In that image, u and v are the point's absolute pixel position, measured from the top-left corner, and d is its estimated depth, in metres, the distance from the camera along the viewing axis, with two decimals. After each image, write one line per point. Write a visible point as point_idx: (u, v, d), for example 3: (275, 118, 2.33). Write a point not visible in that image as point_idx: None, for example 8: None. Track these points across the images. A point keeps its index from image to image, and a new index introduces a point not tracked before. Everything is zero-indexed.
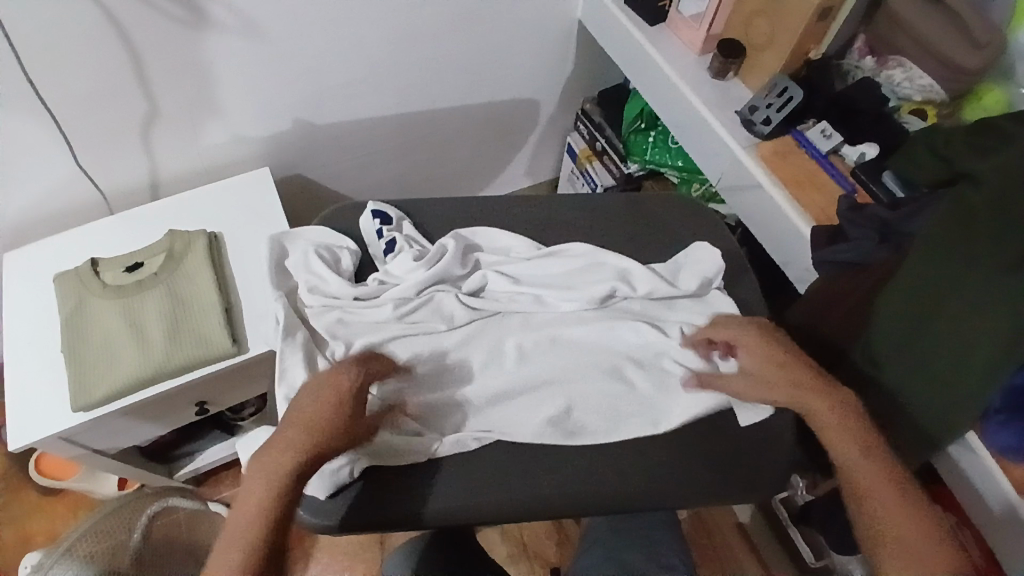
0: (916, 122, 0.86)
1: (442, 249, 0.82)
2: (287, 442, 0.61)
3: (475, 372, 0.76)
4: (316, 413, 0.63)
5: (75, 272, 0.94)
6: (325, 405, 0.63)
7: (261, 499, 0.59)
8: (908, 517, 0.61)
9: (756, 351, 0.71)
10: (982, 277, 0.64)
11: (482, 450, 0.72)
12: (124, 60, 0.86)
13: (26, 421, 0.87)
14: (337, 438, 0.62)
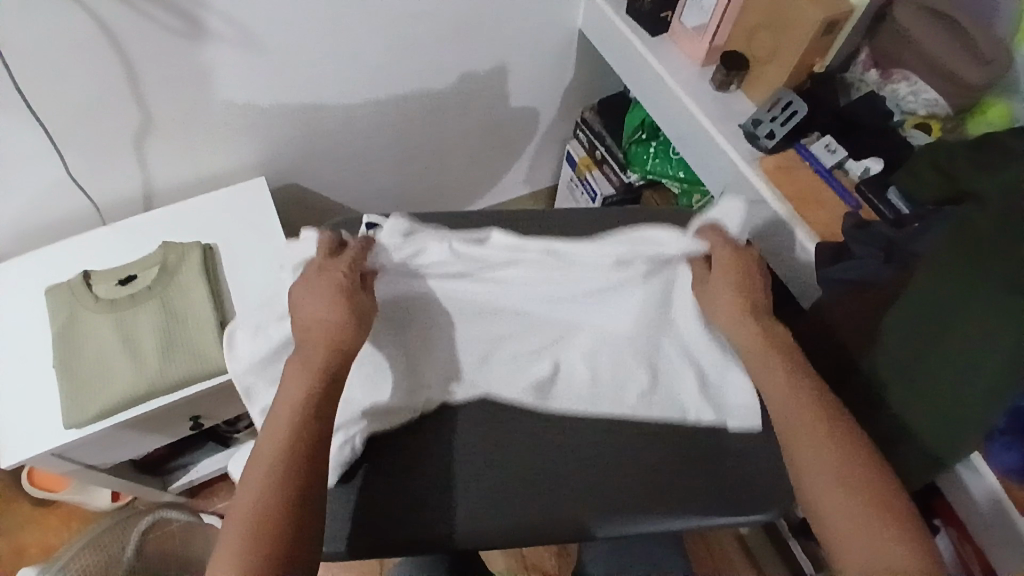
0: (920, 136, 0.87)
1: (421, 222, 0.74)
2: (308, 358, 0.65)
3: (467, 352, 0.78)
4: (328, 319, 0.66)
5: (67, 285, 0.92)
6: (331, 309, 0.67)
7: (297, 403, 0.63)
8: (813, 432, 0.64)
9: (724, 276, 0.71)
10: (980, 305, 0.64)
11: (508, 476, 0.75)
12: (118, 70, 0.84)
13: (17, 438, 0.86)
14: (345, 336, 0.67)
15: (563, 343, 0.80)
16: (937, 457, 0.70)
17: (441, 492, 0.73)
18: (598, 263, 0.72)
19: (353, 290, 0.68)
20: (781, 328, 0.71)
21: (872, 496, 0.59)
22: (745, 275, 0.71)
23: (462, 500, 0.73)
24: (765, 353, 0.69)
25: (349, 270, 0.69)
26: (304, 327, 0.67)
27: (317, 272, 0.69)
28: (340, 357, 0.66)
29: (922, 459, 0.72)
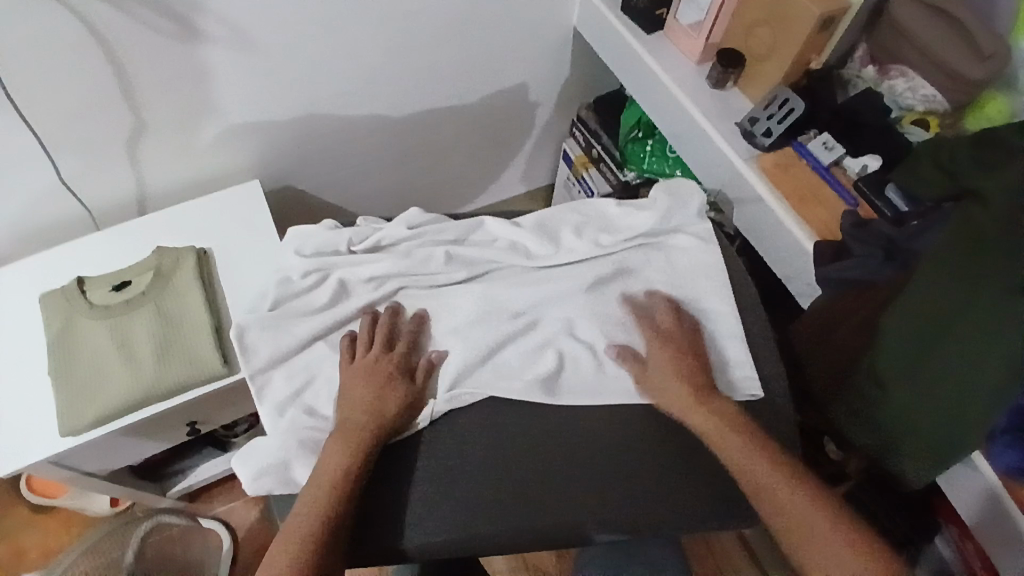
0: (919, 133, 0.85)
1: (422, 225, 0.83)
2: (352, 427, 0.69)
3: (467, 330, 0.78)
4: (376, 405, 0.70)
5: (61, 291, 0.91)
6: (384, 398, 0.71)
7: (331, 482, 0.65)
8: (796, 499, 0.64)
9: (667, 354, 0.74)
10: (987, 298, 0.63)
11: (473, 481, 0.70)
12: (109, 73, 0.83)
13: (12, 446, 0.85)
14: (392, 414, 0.70)
15: (569, 316, 0.79)
16: (938, 455, 0.70)
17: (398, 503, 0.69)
18: (584, 251, 0.82)
19: (400, 374, 0.73)
20: (731, 406, 0.71)
21: (881, 569, 0.60)
22: (681, 350, 0.75)
23: (422, 507, 0.69)
24: (724, 433, 0.69)
25: (398, 361, 0.74)
26: (350, 407, 0.70)
27: (371, 355, 0.74)
28: (382, 435, 0.69)
29: (921, 458, 0.71)
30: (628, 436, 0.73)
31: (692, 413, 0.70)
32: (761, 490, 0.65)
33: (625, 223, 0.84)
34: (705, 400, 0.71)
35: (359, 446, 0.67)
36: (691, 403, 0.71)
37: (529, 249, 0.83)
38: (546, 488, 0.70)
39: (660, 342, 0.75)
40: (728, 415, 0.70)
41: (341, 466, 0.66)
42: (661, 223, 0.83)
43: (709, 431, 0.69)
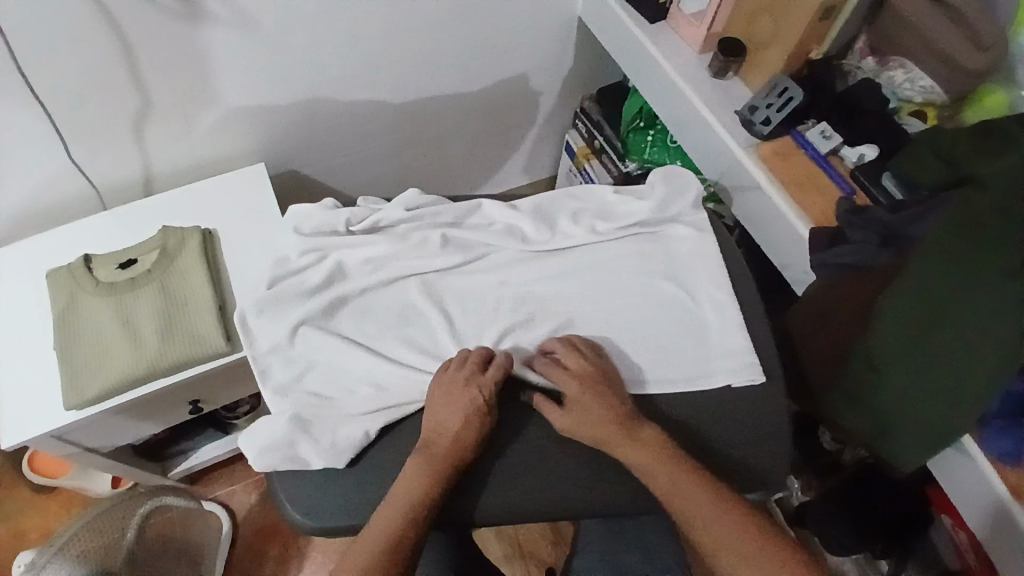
0: (916, 123, 0.87)
1: (420, 208, 0.83)
2: (438, 452, 0.67)
3: (470, 313, 0.78)
4: (460, 436, 0.68)
5: (67, 269, 0.93)
6: (471, 425, 0.68)
7: (402, 514, 0.64)
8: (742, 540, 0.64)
9: (582, 392, 0.71)
10: (982, 283, 0.64)
11: (520, 447, 0.72)
12: (117, 52, 0.84)
13: (15, 420, 0.86)
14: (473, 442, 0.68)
15: (567, 298, 0.80)
16: (932, 440, 0.70)
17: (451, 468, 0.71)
18: (582, 234, 0.83)
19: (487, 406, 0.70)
20: (663, 438, 0.69)
21: None
22: (598, 385, 0.71)
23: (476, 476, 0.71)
24: (664, 470, 0.67)
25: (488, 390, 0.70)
26: (433, 434, 0.68)
27: (461, 380, 0.70)
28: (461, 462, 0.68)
29: (915, 444, 0.72)
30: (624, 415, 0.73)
31: (615, 444, 0.68)
32: (699, 519, 0.65)
33: (623, 207, 0.85)
34: (632, 433, 0.69)
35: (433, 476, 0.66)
36: (619, 439, 0.68)
37: (525, 233, 0.83)
38: (535, 465, 0.71)
39: (579, 381, 0.71)
40: (658, 447, 0.68)
41: (410, 498, 0.65)
42: (661, 211, 0.84)
43: (642, 467, 0.67)
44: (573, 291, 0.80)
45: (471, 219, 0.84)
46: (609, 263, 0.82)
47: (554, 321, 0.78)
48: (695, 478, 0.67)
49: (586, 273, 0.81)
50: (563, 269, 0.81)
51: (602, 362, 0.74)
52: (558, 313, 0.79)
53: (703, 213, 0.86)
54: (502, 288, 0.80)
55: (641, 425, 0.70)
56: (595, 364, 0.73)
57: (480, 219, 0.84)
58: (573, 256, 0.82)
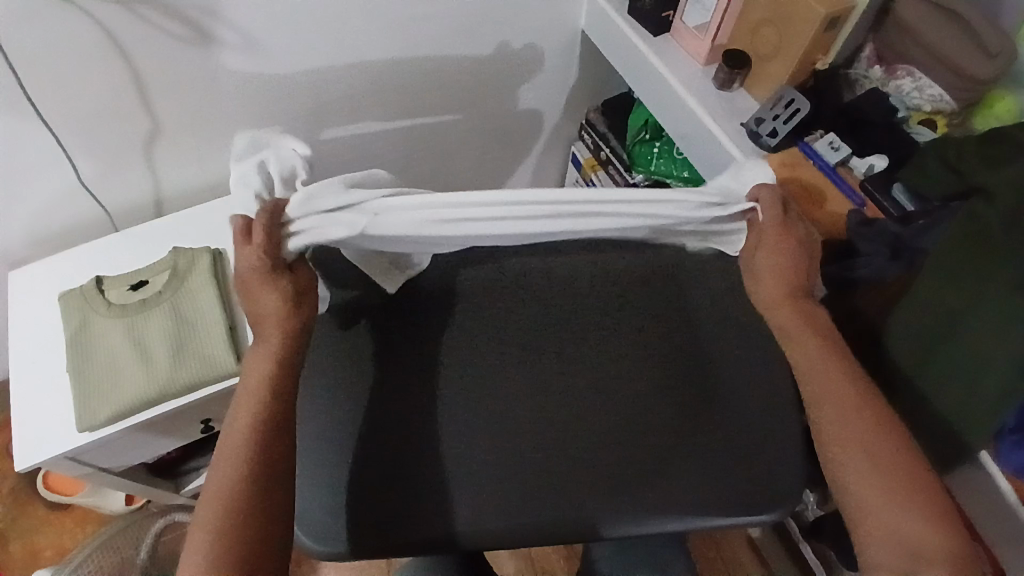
0: (926, 132, 0.85)
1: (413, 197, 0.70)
2: (268, 330, 0.68)
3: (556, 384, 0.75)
4: (274, 304, 0.68)
5: (80, 290, 0.94)
6: (271, 300, 0.68)
7: (260, 384, 0.66)
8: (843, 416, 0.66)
9: (780, 244, 0.74)
10: (991, 294, 0.63)
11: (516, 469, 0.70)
12: (125, 78, 0.86)
13: (30, 441, 0.87)
14: (289, 316, 0.68)
15: (594, 342, 0.78)
16: (952, 452, 0.69)
17: (436, 492, 0.69)
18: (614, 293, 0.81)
19: (281, 272, 0.69)
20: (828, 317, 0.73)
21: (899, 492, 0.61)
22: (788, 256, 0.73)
23: (451, 502, 0.68)
24: (804, 334, 0.71)
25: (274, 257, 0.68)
26: (257, 318, 0.69)
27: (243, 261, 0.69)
28: (289, 335, 0.68)
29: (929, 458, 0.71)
30: (635, 423, 0.73)
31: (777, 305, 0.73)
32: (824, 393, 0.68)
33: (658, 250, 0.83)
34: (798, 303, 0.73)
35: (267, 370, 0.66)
36: (782, 301, 0.73)
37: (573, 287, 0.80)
38: (545, 478, 0.70)
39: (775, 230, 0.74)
40: (821, 324, 0.72)
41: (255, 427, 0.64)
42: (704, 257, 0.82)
43: (786, 327, 0.72)
44: (614, 356, 0.77)
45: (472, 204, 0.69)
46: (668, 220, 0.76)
47: (608, 385, 0.75)
48: (847, 363, 0.69)
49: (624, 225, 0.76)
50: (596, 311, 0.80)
51: (812, 235, 0.75)
52: (606, 363, 0.77)
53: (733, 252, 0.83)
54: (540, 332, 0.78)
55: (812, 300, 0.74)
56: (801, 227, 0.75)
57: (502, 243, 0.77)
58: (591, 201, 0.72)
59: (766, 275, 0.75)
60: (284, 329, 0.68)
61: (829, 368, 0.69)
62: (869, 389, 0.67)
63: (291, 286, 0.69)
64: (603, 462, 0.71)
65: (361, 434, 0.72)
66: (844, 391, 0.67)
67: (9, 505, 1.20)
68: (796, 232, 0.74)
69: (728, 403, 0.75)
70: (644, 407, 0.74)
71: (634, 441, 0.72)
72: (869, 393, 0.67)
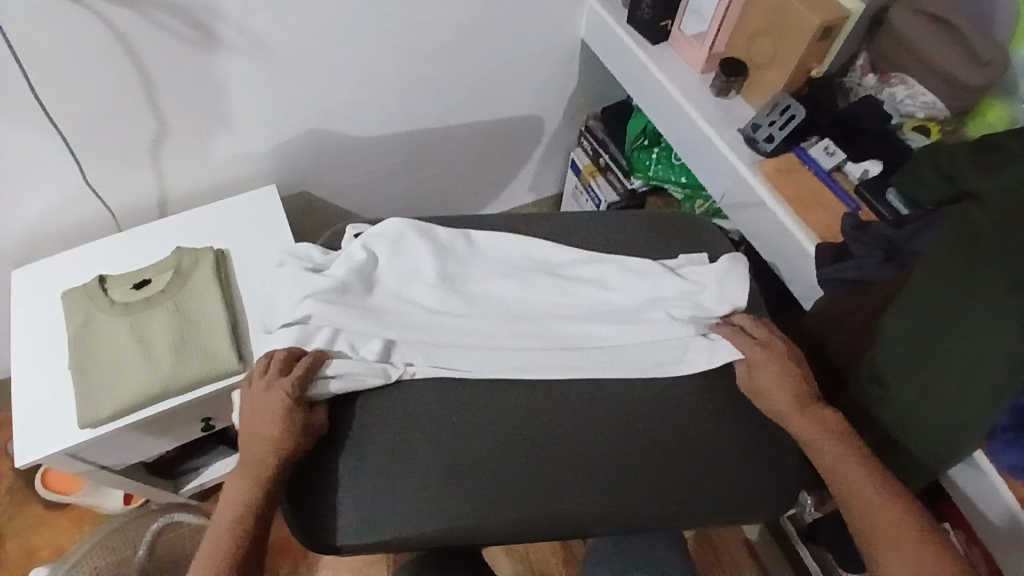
0: (919, 138, 0.88)
1: (455, 267, 0.82)
2: (252, 460, 0.68)
3: (555, 383, 0.77)
4: (271, 432, 0.68)
5: (83, 288, 0.95)
6: (271, 426, 0.68)
7: (237, 517, 0.66)
8: (881, 527, 0.64)
9: (767, 356, 0.74)
10: (985, 294, 0.64)
11: (514, 465, 0.71)
12: (133, 80, 0.87)
13: (32, 438, 0.87)
14: (289, 443, 0.68)
15: (589, 360, 0.77)
16: (945, 452, 0.70)
17: (432, 487, 0.70)
18: (607, 330, 0.79)
19: (295, 403, 0.69)
20: (840, 419, 0.71)
21: None
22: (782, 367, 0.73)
23: (447, 496, 0.69)
24: (819, 441, 0.70)
25: (295, 388, 0.69)
26: (249, 441, 0.69)
27: (265, 385, 0.70)
28: (280, 464, 0.68)
29: (924, 459, 0.72)
30: (633, 422, 0.75)
31: (785, 413, 0.72)
32: (853, 503, 0.66)
33: (654, 287, 0.81)
34: (808, 408, 0.72)
35: (246, 502, 0.66)
36: (791, 411, 0.72)
37: (569, 328, 0.79)
38: (543, 473, 0.71)
39: (764, 351, 0.75)
40: (836, 428, 0.70)
41: (238, 545, 0.65)
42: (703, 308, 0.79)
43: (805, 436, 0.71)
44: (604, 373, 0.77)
45: (457, 250, 0.83)
46: (638, 275, 0.82)
47: (605, 387, 0.77)
48: (870, 467, 0.68)
49: (600, 277, 0.83)
50: (589, 338, 0.79)
51: (794, 348, 0.76)
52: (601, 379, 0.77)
53: (735, 291, 0.79)
54: (546, 351, 0.78)
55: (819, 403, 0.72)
56: (789, 348, 0.75)
57: (521, 299, 0.81)
58: (552, 251, 0.85)
59: (760, 382, 0.74)
60: (275, 459, 0.67)
61: (851, 479, 0.67)
62: (900, 494, 0.66)
63: (298, 419, 0.69)
64: (603, 460, 0.72)
65: (361, 431, 0.73)
66: (869, 502, 0.65)
67: (6, 504, 1.20)
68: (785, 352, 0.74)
69: (722, 403, 0.77)
70: (642, 407, 0.76)
71: (632, 438, 0.74)
72: (902, 496, 0.66)
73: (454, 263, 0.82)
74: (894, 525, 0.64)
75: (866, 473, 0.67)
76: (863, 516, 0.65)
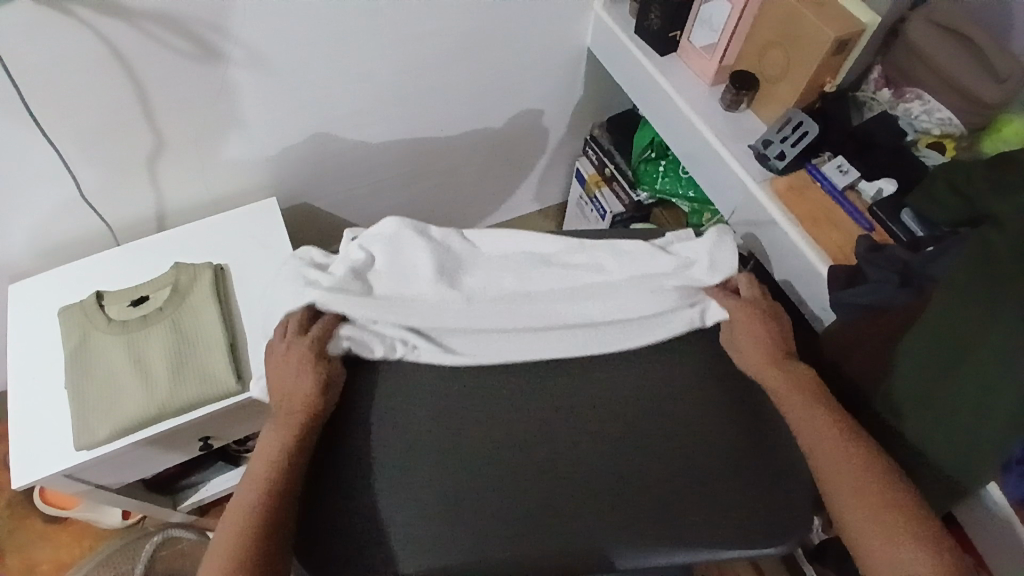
0: (935, 156, 0.85)
1: (455, 255, 0.80)
2: (285, 412, 0.68)
3: None
4: (303, 382, 0.69)
5: (80, 305, 0.93)
6: (301, 377, 0.69)
7: (271, 464, 0.64)
8: (853, 486, 0.62)
9: (749, 317, 0.75)
10: (1004, 322, 0.62)
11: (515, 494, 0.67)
12: (130, 94, 0.85)
13: (27, 459, 0.86)
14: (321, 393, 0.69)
15: (587, 339, 0.77)
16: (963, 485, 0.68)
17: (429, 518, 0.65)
18: (600, 311, 0.77)
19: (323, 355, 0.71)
20: (813, 378, 0.71)
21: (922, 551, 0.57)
22: (760, 326, 0.74)
23: (445, 530, 0.65)
24: (791, 399, 0.70)
25: (319, 341, 0.71)
26: (279, 397, 0.69)
27: (287, 343, 0.71)
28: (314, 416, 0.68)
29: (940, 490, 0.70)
30: None
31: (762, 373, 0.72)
32: (823, 462, 0.65)
33: (638, 264, 0.79)
34: (782, 367, 0.72)
35: (275, 452, 0.65)
36: (766, 371, 0.72)
37: (566, 308, 0.77)
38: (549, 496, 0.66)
39: (744, 312, 0.75)
40: (807, 385, 0.70)
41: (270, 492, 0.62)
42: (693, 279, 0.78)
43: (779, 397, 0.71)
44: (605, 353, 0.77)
45: (455, 247, 0.81)
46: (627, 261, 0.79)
47: None
48: (842, 428, 0.66)
49: (595, 262, 0.80)
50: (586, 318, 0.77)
51: (776, 309, 0.77)
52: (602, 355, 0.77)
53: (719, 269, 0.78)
54: (552, 337, 0.76)
55: (793, 366, 0.72)
56: (768, 305, 0.76)
57: (521, 283, 0.79)
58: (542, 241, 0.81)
59: (742, 346, 0.75)
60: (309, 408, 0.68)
61: (821, 436, 0.66)
62: (869, 458, 0.63)
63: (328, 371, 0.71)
64: None
65: (365, 453, 0.69)
66: (837, 465, 0.64)
67: (5, 518, 1.19)
68: (768, 310, 0.76)
69: None
70: None
71: None
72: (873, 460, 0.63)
73: (454, 254, 0.80)
74: (868, 485, 0.62)
75: (838, 433, 0.66)
76: (834, 475, 0.64)
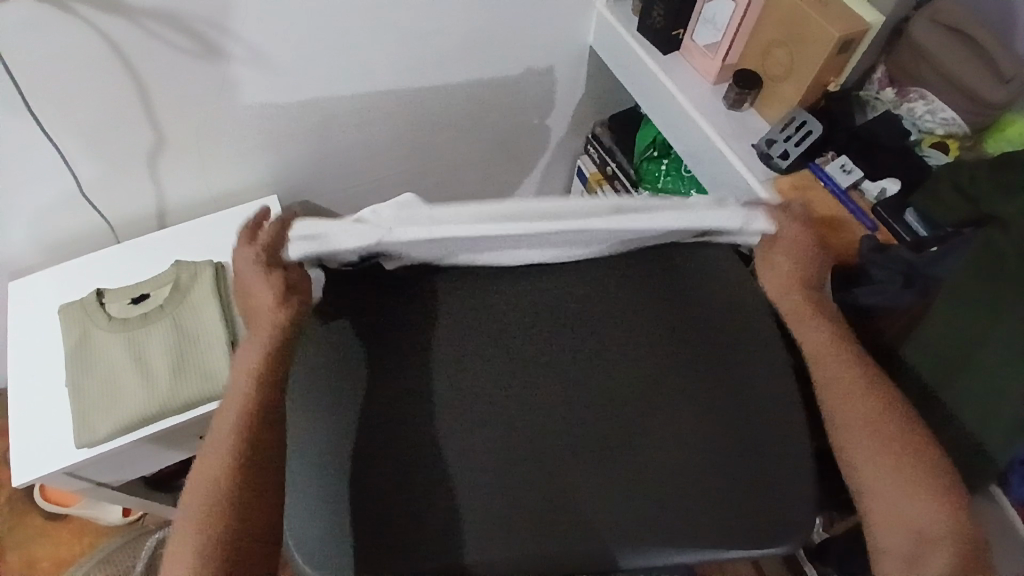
0: (938, 156, 0.86)
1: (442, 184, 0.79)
2: (258, 321, 0.68)
3: None
4: (263, 293, 0.69)
5: (81, 303, 0.93)
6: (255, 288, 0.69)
7: (255, 377, 0.64)
8: (864, 406, 0.63)
9: (797, 234, 0.74)
10: (1011, 323, 0.62)
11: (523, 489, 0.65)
12: (130, 91, 0.85)
13: (28, 457, 0.85)
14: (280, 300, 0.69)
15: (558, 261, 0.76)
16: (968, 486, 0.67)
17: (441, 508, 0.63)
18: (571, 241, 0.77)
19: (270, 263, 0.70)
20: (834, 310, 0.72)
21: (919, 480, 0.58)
22: (799, 249, 0.74)
23: (458, 519, 0.62)
24: (813, 320, 0.70)
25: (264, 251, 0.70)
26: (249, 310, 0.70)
27: (244, 259, 0.71)
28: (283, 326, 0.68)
29: None
30: None
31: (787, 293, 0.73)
32: (840, 383, 0.65)
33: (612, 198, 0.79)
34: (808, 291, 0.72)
35: (255, 364, 0.65)
36: (790, 293, 0.73)
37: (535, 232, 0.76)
38: (549, 494, 0.65)
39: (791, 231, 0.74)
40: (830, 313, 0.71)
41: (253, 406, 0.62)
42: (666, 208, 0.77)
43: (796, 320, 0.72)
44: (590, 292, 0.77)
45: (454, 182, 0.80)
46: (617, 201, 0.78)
47: None
48: (859, 359, 0.67)
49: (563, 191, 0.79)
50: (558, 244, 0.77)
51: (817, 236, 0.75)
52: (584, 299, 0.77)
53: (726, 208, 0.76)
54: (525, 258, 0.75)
55: (818, 295, 0.73)
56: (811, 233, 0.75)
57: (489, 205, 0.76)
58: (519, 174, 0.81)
59: (772, 274, 0.75)
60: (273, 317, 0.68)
61: (839, 359, 0.66)
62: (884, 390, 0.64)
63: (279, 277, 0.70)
64: None
65: (375, 439, 0.67)
66: (852, 387, 0.64)
67: (5, 515, 1.19)
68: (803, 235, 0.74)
69: None
70: None
71: None
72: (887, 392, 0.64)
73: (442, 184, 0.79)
74: (875, 410, 0.63)
75: (853, 360, 0.66)
76: (844, 395, 0.65)
